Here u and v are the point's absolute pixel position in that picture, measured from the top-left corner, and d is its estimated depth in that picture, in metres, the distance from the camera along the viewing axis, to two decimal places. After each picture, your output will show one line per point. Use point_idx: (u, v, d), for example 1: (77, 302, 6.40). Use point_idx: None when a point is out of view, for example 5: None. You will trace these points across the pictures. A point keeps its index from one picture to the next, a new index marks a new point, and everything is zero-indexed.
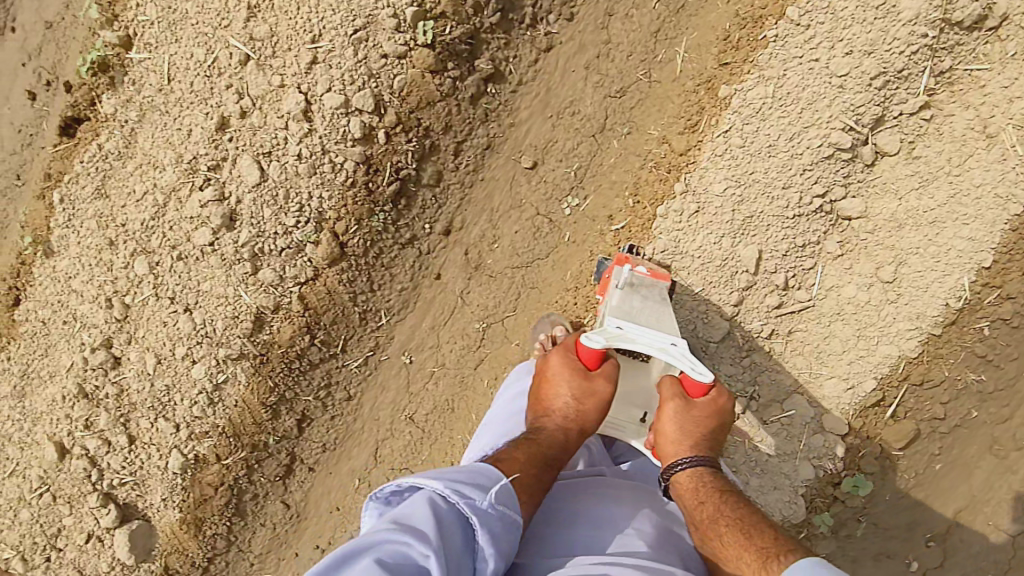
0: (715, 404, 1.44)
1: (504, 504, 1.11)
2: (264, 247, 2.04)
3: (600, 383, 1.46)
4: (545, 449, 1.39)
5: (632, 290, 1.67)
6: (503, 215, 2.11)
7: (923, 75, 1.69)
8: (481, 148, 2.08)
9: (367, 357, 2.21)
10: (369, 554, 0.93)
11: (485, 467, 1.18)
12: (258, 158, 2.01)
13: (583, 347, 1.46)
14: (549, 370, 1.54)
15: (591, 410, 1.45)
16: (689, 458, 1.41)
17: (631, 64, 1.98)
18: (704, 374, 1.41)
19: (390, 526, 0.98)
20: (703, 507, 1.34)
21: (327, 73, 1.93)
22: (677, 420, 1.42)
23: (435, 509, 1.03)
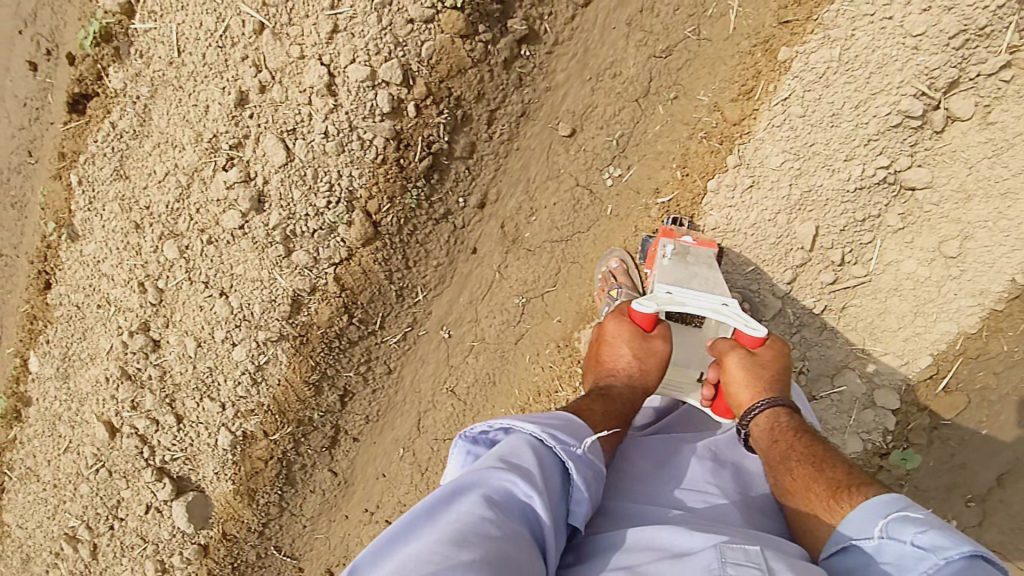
0: (777, 352, 1.38)
1: (594, 456, 1.10)
2: (296, 228, 1.98)
3: (658, 342, 1.42)
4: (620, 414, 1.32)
5: (680, 258, 1.63)
6: (540, 187, 2.02)
7: (1008, 32, 1.53)
8: (516, 115, 1.96)
9: (406, 332, 2.20)
10: (476, 493, 0.90)
11: (569, 417, 1.15)
12: (282, 137, 1.91)
13: (635, 313, 1.45)
14: (606, 336, 1.50)
15: (653, 370, 1.40)
16: (765, 401, 1.30)
17: (678, 20, 1.82)
18: (758, 328, 1.37)
19: (494, 464, 0.96)
20: (777, 443, 1.24)
21: (350, 43, 1.80)
22: (744, 365, 1.34)
23: (535, 451, 1.00)
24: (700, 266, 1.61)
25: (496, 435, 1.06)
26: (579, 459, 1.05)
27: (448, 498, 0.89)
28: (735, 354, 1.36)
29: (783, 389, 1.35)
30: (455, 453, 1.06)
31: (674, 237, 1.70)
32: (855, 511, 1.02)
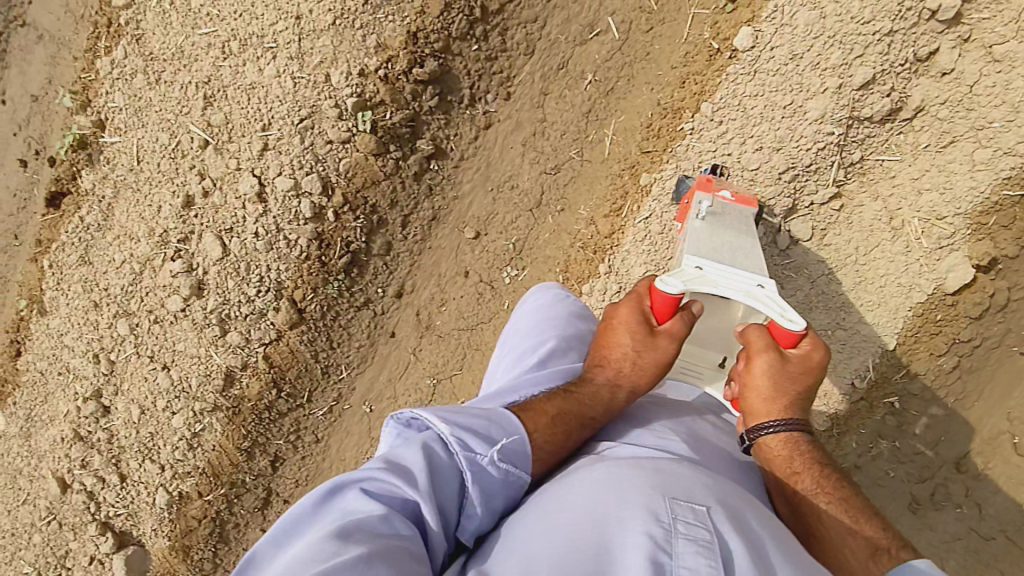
0: (811, 362, 1.27)
1: (508, 463, 1.13)
2: (231, 313, 2.24)
3: (666, 341, 1.33)
4: (585, 409, 1.29)
5: (714, 216, 1.60)
6: (450, 281, 2.26)
7: (832, 168, 1.76)
8: (427, 220, 2.22)
9: (332, 405, 2.44)
10: (361, 485, 1.01)
11: (504, 417, 1.19)
12: (220, 235, 2.19)
13: (657, 295, 1.33)
14: (615, 320, 1.41)
15: (649, 367, 1.35)
16: (782, 421, 1.26)
17: (564, 144, 2.07)
18: (795, 323, 1.25)
19: (391, 466, 1.05)
20: (800, 480, 1.22)
21: (278, 159, 2.08)
22: (770, 375, 1.26)
23: (431, 453, 1.08)
24: (733, 229, 1.55)
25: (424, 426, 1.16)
26: (481, 468, 1.10)
27: (335, 489, 1.01)
28: (764, 359, 1.26)
29: (803, 400, 1.29)
30: (387, 431, 1.17)
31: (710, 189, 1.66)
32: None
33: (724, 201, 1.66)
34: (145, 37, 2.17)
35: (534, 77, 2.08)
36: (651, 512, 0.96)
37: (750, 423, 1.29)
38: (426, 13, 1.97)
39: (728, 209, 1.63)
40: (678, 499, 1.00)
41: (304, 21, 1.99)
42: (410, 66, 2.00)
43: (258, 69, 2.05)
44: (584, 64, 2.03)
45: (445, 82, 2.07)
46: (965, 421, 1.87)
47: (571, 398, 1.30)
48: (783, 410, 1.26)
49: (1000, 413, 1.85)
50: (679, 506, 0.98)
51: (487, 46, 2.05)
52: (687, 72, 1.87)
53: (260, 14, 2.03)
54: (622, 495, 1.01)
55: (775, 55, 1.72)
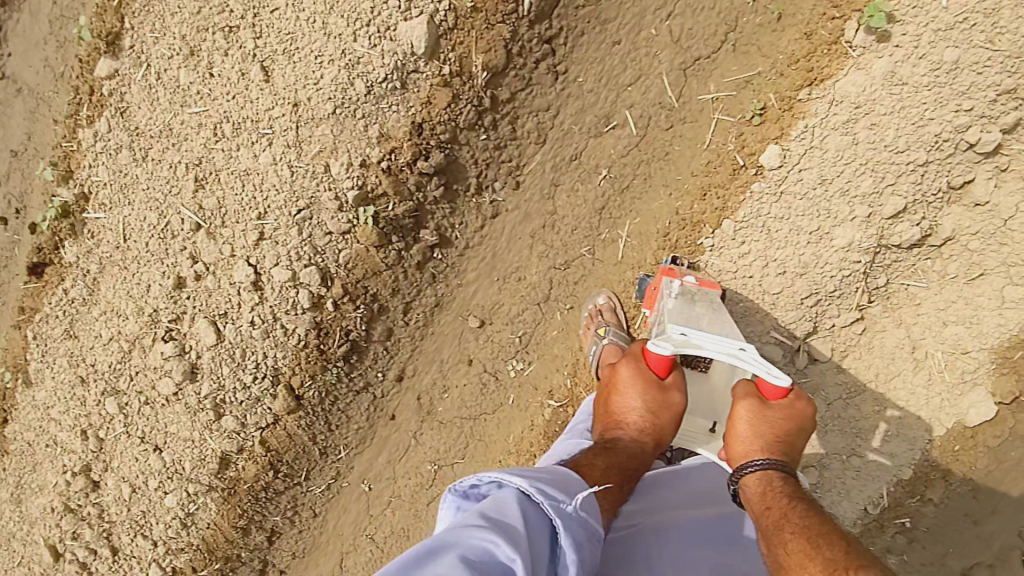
0: (795, 409, 1.28)
1: (586, 512, 1.08)
2: (225, 398, 2.16)
3: (674, 394, 1.38)
4: (625, 463, 1.35)
5: (688, 297, 1.58)
6: (452, 368, 2.19)
7: (856, 294, 1.70)
8: (430, 305, 2.14)
9: (330, 483, 2.37)
10: (457, 550, 0.91)
11: (566, 474, 1.16)
12: (213, 320, 2.09)
13: (652, 354, 1.36)
14: (618, 380, 1.46)
15: (667, 422, 1.38)
16: (762, 461, 1.24)
17: (576, 239, 1.99)
18: (781, 376, 1.27)
19: (478, 521, 0.96)
20: (770, 514, 1.18)
21: (274, 249, 1.98)
22: (751, 416, 1.27)
23: (519, 508, 1.01)
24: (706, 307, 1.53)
25: (489, 488, 1.08)
26: (566, 516, 1.04)
27: (428, 553, 0.91)
28: (746, 405, 1.28)
29: (789, 447, 1.27)
30: (450, 499, 1.10)
31: (676, 275, 1.68)
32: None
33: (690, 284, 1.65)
34: (130, 110, 2.04)
35: (545, 167, 1.97)
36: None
37: (733, 468, 1.28)
38: (432, 104, 1.85)
39: (697, 292, 1.62)
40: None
41: (302, 108, 1.87)
42: (414, 157, 1.89)
43: (253, 154, 1.94)
44: (598, 158, 1.92)
45: (451, 171, 1.95)
46: (977, 538, 1.72)
47: (608, 456, 1.35)
48: (763, 452, 1.25)
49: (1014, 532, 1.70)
50: None
51: (496, 134, 1.93)
52: (708, 183, 1.79)
53: (255, 97, 1.90)
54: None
55: (803, 177, 1.64)
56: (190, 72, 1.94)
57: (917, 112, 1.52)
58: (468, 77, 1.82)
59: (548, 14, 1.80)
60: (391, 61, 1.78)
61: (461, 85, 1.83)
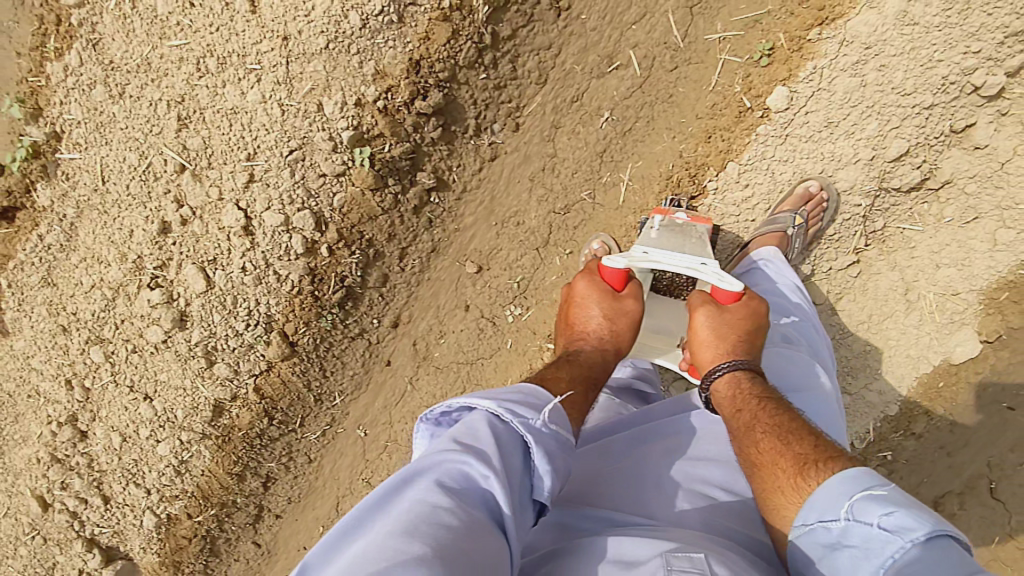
0: (751, 309, 1.39)
1: (558, 425, 1.05)
2: (216, 345, 2.11)
3: (630, 302, 1.47)
4: (591, 372, 1.34)
5: (670, 226, 1.63)
6: (449, 314, 2.19)
7: (854, 237, 1.75)
8: (426, 251, 2.12)
9: (325, 429, 2.37)
10: (425, 478, 0.92)
11: (535, 390, 1.12)
12: (203, 266, 2.03)
13: (607, 270, 1.47)
14: (575, 296, 1.53)
15: (624, 330, 1.45)
16: (726, 363, 1.33)
17: (576, 183, 1.97)
18: (733, 283, 1.38)
19: (446, 450, 0.95)
20: (740, 415, 1.23)
21: (265, 192, 1.91)
22: (711, 325, 1.38)
23: (488, 427, 0.99)
24: (680, 230, 1.60)
25: (459, 414, 1.05)
26: (538, 433, 1.01)
27: (401, 483, 0.91)
28: (703, 314, 1.40)
29: (748, 350, 1.36)
30: (422, 432, 1.08)
31: (668, 214, 1.69)
32: (818, 502, 0.97)
33: (680, 221, 1.67)
34: (103, 43, 1.91)
35: (546, 109, 1.92)
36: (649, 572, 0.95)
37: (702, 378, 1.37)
38: (430, 40, 1.76)
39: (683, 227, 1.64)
40: (674, 552, 0.99)
41: (292, 43, 1.77)
42: (412, 97, 1.82)
43: (240, 91, 1.84)
44: (600, 99, 1.88)
45: (449, 111, 1.89)
46: (947, 469, 1.77)
47: (574, 365, 1.35)
48: (728, 356, 1.34)
49: (981, 460, 1.73)
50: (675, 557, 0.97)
51: (496, 73, 1.86)
52: (713, 126, 1.79)
53: (241, 29, 1.79)
54: (628, 563, 0.99)
55: (810, 120, 1.67)
56: (168, 0, 1.81)
57: (926, 54, 1.52)
58: (468, 11, 1.74)
59: None
60: None
61: (461, 21, 1.75)
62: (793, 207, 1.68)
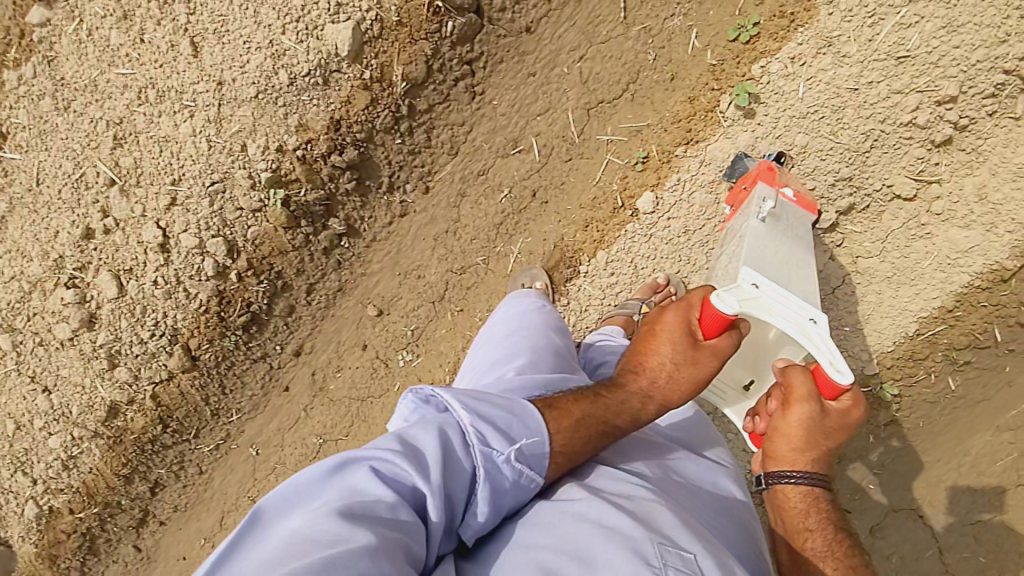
0: (848, 419, 1.23)
1: (523, 464, 1.08)
2: (120, 349, 2.23)
3: (709, 357, 1.30)
4: (611, 418, 1.25)
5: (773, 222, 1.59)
6: (348, 350, 2.35)
7: None
8: (333, 290, 2.28)
9: (218, 443, 2.47)
10: (372, 464, 0.95)
11: (526, 410, 1.12)
12: (118, 274, 2.16)
13: (708, 310, 1.28)
14: (659, 324, 1.38)
15: (686, 385, 1.32)
16: (804, 474, 1.26)
17: (473, 248, 2.15)
18: (843, 375, 1.21)
19: (401, 450, 0.99)
20: (812, 538, 1.24)
21: (185, 216, 2.07)
22: (807, 425, 1.24)
23: (446, 441, 1.02)
24: (785, 241, 1.58)
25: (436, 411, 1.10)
26: (494, 466, 1.04)
27: (345, 464, 0.95)
28: (803, 409, 1.24)
29: (829, 454, 1.27)
30: (407, 404, 1.14)
31: (775, 184, 1.62)
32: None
33: (785, 198, 1.63)
34: (58, 60, 2.05)
35: (454, 178, 2.11)
36: (641, 557, 0.96)
37: (771, 468, 1.29)
38: (351, 104, 1.95)
39: (785, 211, 1.63)
40: (667, 545, 1.00)
41: (225, 88, 1.94)
42: (329, 150, 1.99)
43: (174, 123, 2.00)
44: (502, 177, 2.07)
45: (364, 168, 2.07)
46: None
47: (597, 405, 1.24)
48: (809, 463, 1.26)
49: None
50: (668, 553, 0.98)
51: (411, 141, 2.05)
52: (592, 217, 1.98)
53: (181, 69, 1.94)
54: (612, 534, 1.00)
55: (671, 225, 1.87)
56: (121, 33, 1.96)
57: None
58: (387, 84, 1.93)
59: (470, 38, 1.92)
60: (315, 59, 1.87)
61: (380, 91, 1.93)
62: (643, 296, 1.87)
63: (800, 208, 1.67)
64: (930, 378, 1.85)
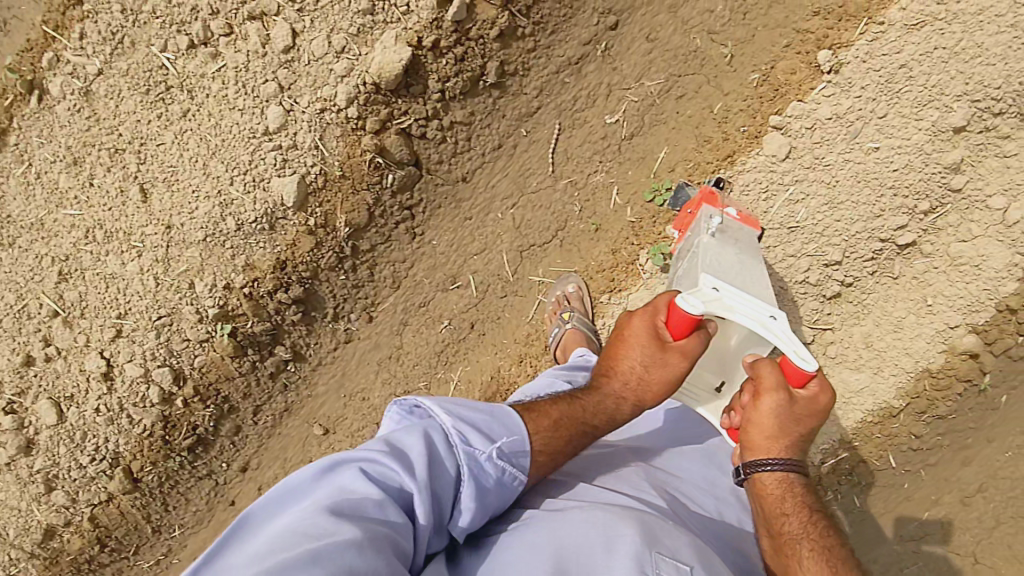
0: (817, 403, 1.26)
1: (505, 461, 1.14)
2: (58, 474, 2.20)
3: (677, 358, 1.34)
4: (587, 415, 1.35)
5: (724, 235, 1.68)
6: (293, 466, 2.38)
7: None
8: (279, 410, 2.32)
9: (159, 559, 2.45)
10: (362, 465, 0.99)
11: (502, 413, 1.19)
12: (58, 400, 2.15)
13: (675, 312, 1.30)
14: (626, 331, 1.41)
15: (656, 385, 1.36)
16: (781, 460, 1.26)
17: (416, 372, 2.24)
18: (808, 362, 1.24)
19: (388, 452, 1.03)
20: (789, 522, 1.24)
21: (129, 347, 2.09)
22: (777, 414, 1.25)
23: (430, 442, 1.07)
24: (739, 252, 1.66)
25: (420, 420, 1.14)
26: (478, 464, 1.10)
27: (334, 464, 0.98)
28: (772, 398, 1.25)
29: (801, 442, 1.28)
30: (388, 417, 1.17)
31: (718, 205, 1.75)
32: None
33: (729, 218, 1.73)
34: (5, 199, 2.06)
35: (397, 308, 2.21)
36: (637, 564, 1.06)
37: (747, 458, 1.30)
38: (296, 247, 2.04)
39: (733, 229, 1.72)
40: (662, 555, 1.10)
41: (174, 231, 2.01)
42: (274, 288, 2.08)
43: (121, 261, 2.04)
44: (442, 308, 2.19)
45: (310, 300, 2.16)
46: None
47: (569, 406, 1.34)
48: (783, 451, 1.26)
49: None
50: (662, 561, 1.09)
51: (355, 276, 2.15)
52: (525, 351, 2.16)
53: (131, 213, 2.01)
54: (609, 545, 1.11)
55: None
56: (70, 177, 2.02)
57: None
58: (331, 229, 2.04)
59: (409, 187, 2.06)
60: (261, 208, 1.97)
61: (324, 236, 2.04)
62: None
63: (744, 225, 1.77)
64: (835, 500, 2.02)
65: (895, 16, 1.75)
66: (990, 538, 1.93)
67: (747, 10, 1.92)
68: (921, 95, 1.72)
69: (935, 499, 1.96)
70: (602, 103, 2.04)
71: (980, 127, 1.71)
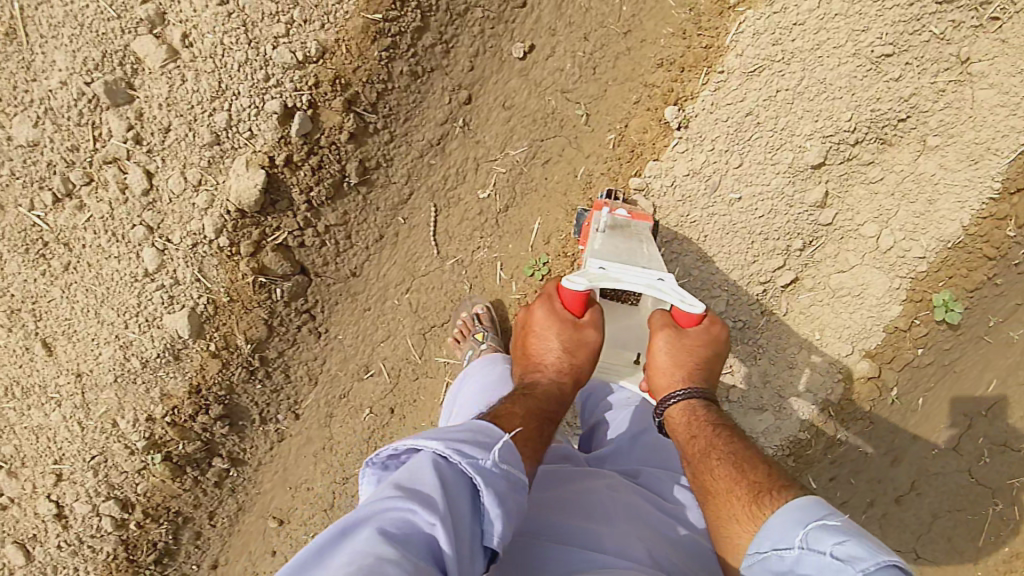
0: (711, 334, 1.37)
1: (510, 465, 0.94)
2: None
3: (590, 331, 1.38)
4: (545, 405, 1.25)
5: (613, 230, 1.64)
6: (260, 557, 2.43)
7: None
8: (233, 510, 2.38)
9: None
10: (377, 526, 0.79)
11: (487, 426, 1.00)
12: (22, 542, 2.24)
13: (565, 292, 1.37)
14: (533, 322, 1.42)
15: (585, 361, 1.37)
16: (681, 390, 1.33)
17: (350, 461, 2.33)
18: (694, 306, 1.34)
19: (396, 494, 0.82)
20: (695, 441, 1.25)
21: (73, 487, 2.18)
22: (666, 347, 1.35)
23: (435, 471, 0.86)
24: (633, 242, 1.59)
25: (405, 457, 0.94)
26: (486, 474, 0.89)
27: (348, 530, 0.78)
28: (663, 337, 1.36)
29: (700, 375, 1.36)
30: (370, 475, 0.95)
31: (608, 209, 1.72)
32: (769, 531, 0.96)
33: (620, 218, 1.71)
34: None
35: (319, 402, 2.26)
36: None
37: (657, 401, 1.37)
38: (204, 370, 2.09)
39: (626, 225, 1.69)
40: None
41: (85, 378, 2.07)
42: (195, 411, 2.14)
43: (44, 413, 2.12)
44: (362, 398, 2.24)
45: (234, 411, 2.22)
46: None
47: (527, 399, 1.25)
48: (682, 381, 1.34)
49: None
50: None
51: (271, 382, 2.20)
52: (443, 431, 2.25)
53: (40, 368, 2.07)
54: None
55: None
56: None
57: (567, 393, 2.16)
58: (234, 348, 2.08)
59: (302, 292, 2.08)
60: (161, 345, 2.02)
61: (229, 355, 2.08)
62: None
63: (636, 220, 1.74)
64: None
65: (732, 63, 1.72)
66: (929, 534, 1.95)
67: (596, 64, 1.90)
68: (773, 140, 1.70)
69: (869, 502, 1.96)
70: (472, 179, 2.02)
71: (840, 159, 1.69)
